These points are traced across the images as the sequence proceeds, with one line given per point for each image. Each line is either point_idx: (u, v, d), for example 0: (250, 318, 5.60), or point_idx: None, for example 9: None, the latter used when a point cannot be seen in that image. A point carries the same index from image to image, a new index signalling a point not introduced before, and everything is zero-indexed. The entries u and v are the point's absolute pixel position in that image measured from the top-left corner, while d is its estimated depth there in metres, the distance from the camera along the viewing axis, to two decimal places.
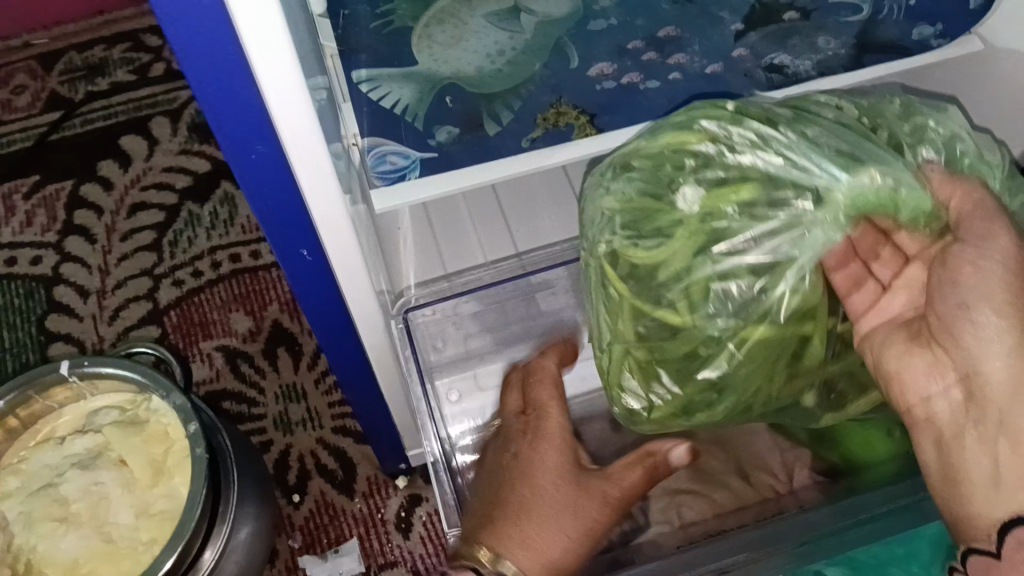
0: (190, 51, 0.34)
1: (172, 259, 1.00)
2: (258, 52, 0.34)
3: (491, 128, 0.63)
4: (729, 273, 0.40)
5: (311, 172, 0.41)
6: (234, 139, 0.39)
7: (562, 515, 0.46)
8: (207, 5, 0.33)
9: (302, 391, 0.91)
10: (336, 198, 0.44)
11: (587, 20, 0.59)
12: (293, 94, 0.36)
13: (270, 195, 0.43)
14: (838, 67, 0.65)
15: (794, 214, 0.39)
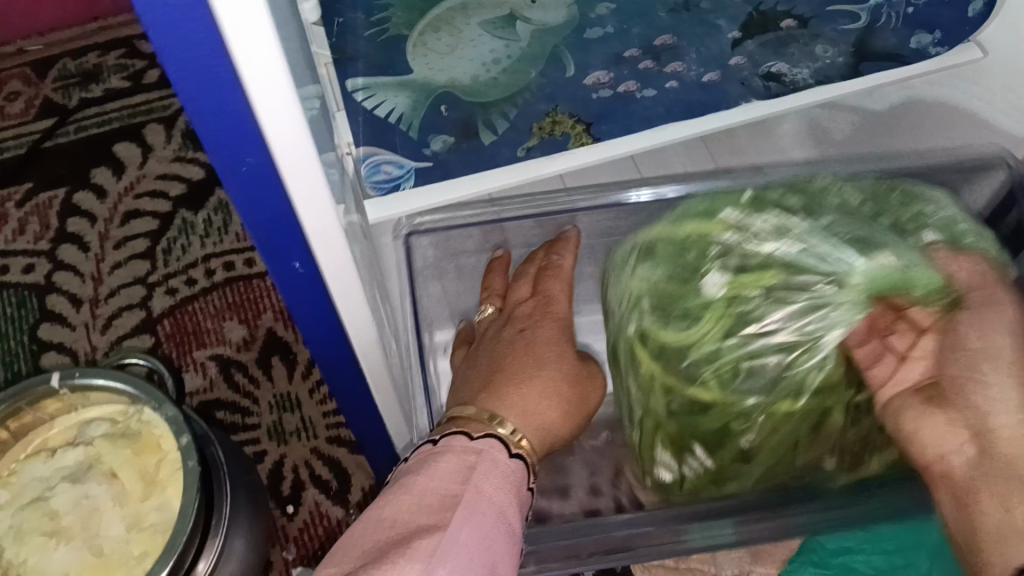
0: (175, 62, 0.33)
1: (166, 267, 0.99)
2: (246, 58, 0.33)
3: (486, 137, 0.62)
4: (759, 353, 0.46)
5: (303, 182, 0.41)
6: (223, 149, 0.38)
7: (551, 376, 0.50)
8: (194, 14, 0.32)
9: (297, 401, 0.91)
10: (328, 206, 0.43)
11: (584, 28, 0.57)
12: (283, 99, 0.35)
13: (260, 206, 0.42)
14: (837, 75, 0.65)
15: (817, 296, 0.44)
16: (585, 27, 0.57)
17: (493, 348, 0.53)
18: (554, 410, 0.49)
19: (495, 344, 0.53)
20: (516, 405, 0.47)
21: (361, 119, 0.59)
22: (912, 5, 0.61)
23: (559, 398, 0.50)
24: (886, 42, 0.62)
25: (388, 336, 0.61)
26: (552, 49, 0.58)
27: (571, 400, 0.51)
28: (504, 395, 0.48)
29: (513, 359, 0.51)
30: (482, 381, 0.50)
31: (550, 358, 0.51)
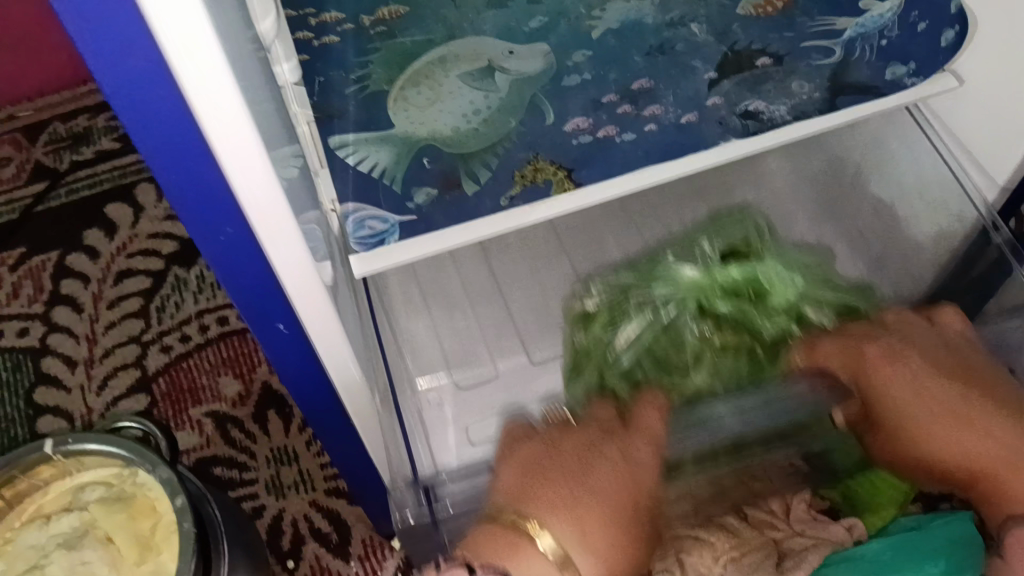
0: (149, 144, 0.34)
1: (160, 325, 0.99)
2: (222, 142, 0.34)
3: (469, 187, 0.61)
4: (626, 356, 0.60)
5: (282, 255, 0.42)
6: (203, 223, 0.39)
7: (614, 494, 0.48)
8: (168, 102, 0.32)
9: (294, 454, 0.90)
10: (311, 275, 0.44)
11: (560, 77, 0.63)
12: (258, 177, 0.36)
13: (242, 275, 0.43)
14: (815, 111, 0.63)
15: (640, 309, 0.61)
16: (562, 74, 0.63)
17: (549, 454, 0.50)
18: (620, 544, 0.46)
19: (549, 462, 0.49)
20: (597, 541, 0.45)
21: (349, 177, 0.60)
22: (884, 37, 0.62)
23: (629, 526, 0.47)
24: (862, 75, 0.63)
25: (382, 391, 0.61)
26: (530, 98, 0.62)
27: (639, 525, 0.48)
28: (566, 513, 0.46)
29: (564, 470, 0.48)
30: (543, 492, 0.47)
31: (618, 482, 0.48)
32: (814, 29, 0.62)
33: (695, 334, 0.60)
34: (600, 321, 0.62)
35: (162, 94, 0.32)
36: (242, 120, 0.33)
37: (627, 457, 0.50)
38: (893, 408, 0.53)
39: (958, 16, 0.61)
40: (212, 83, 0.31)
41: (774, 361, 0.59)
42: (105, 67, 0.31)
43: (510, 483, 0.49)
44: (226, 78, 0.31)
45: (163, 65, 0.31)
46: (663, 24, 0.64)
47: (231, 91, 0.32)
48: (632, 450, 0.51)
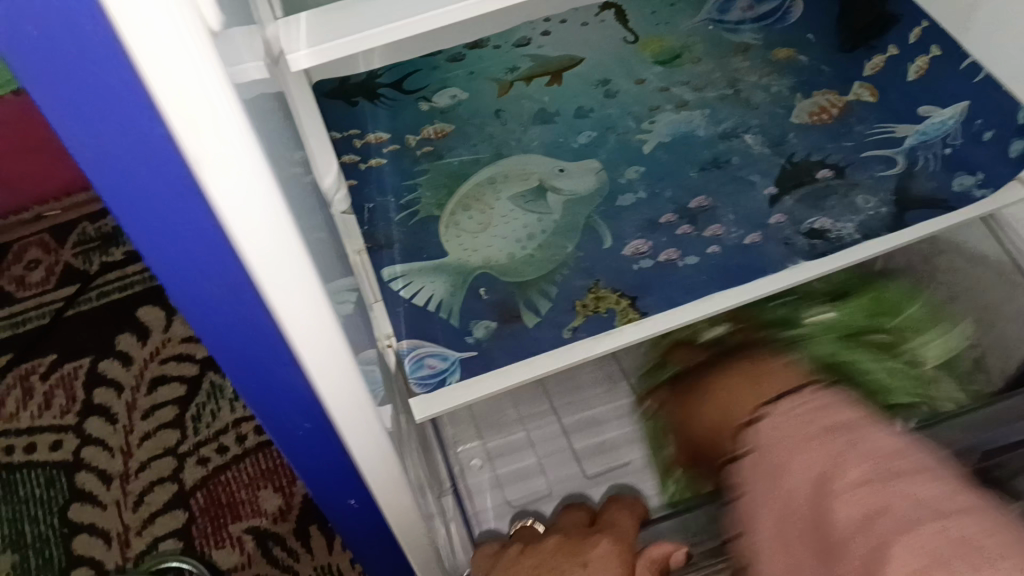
0: (192, 294, 0.33)
1: (196, 435, 0.96)
2: (275, 294, 0.31)
3: (530, 319, 0.57)
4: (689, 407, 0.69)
5: (340, 406, 0.40)
6: (246, 359, 0.37)
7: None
8: (206, 247, 0.30)
9: (339, 572, 0.86)
10: (370, 427, 0.42)
11: (615, 195, 0.62)
12: (315, 325, 0.33)
13: (291, 413, 0.42)
14: (882, 227, 0.59)
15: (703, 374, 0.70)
16: (616, 193, 0.63)
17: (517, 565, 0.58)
18: None
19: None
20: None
21: (401, 311, 0.57)
22: (947, 146, 0.62)
23: None
24: (927, 186, 0.60)
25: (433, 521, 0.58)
26: (586, 220, 0.61)
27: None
28: None
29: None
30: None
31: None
32: (872, 138, 0.63)
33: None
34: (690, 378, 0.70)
35: (211, 250, 0.31)
36: (303, 285, 0.31)
37: (586, 562, 0.54)
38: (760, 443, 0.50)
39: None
40: (258, 221, 0.27)
41: None
42: (137, 213, 0.29)
43: None
44: (281, 224, 0.28)
45: (215, 226, 0.30)
46: (717, 136, 0.65)
47: (298, 260, 0.30)
48: (592, 555, 0.55)
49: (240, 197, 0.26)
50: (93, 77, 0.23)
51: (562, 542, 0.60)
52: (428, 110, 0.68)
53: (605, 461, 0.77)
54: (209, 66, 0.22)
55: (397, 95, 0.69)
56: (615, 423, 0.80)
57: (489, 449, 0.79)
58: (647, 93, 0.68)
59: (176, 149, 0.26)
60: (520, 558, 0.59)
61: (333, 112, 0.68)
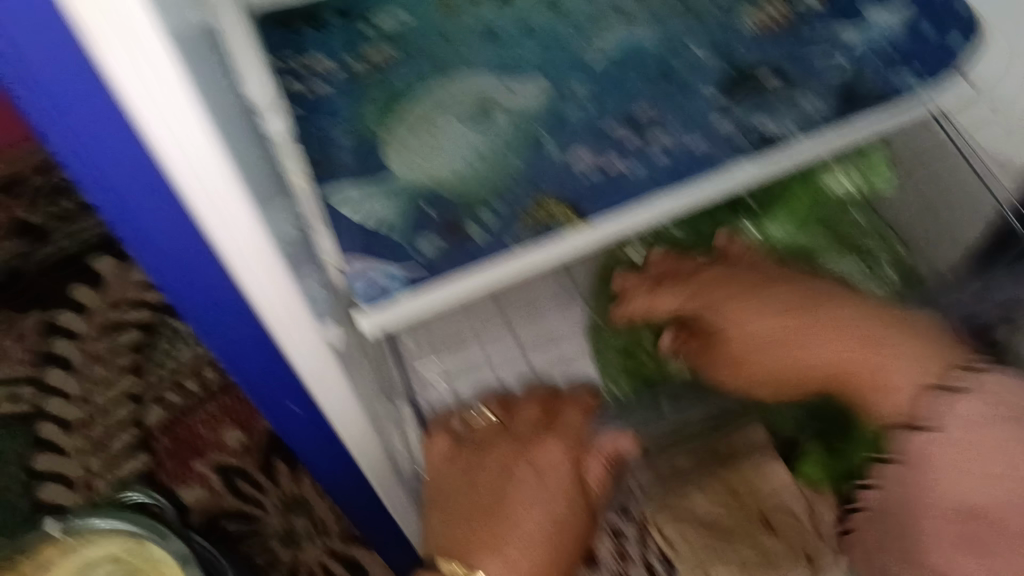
0: (107, 191, 0.33)
1: (157, 379, 0.96)
2: (182, 173, 0.32)
3: (479, 236, 0.56)
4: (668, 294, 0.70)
5: (275, 296, 0.41)
6: (174, 273, 0.38)
7: (534, 518, 0.60)
8: (112, 146, 0.31)
9: (304, 500, 0.88)
10: (304, 320, 0.43)
11: (565, 108, 0.58)
12: (230, 207, 0.34)
13: (226, 333, 0.43)
14: (824, 121, 0.58)
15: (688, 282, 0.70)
16: (565, 105, 0.59)
17: (478, 462, 0.66)
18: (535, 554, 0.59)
19: (467, 482, 0.64)
20: (517, 560, 0.58)
21: None
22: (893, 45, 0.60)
23: (546, 526, 0.60)
24: (876, 85, 0.59)
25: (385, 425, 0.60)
26: (531, 130, 0.58)
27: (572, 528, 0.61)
28: (483, 551, 0.58)
29: (492, 508, 0.61)
30: (477, 530, 0.60)
31: (540, 505, 0.61)
32: (828, 44, 0.60)
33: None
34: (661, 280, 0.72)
35: (120, 142, 0.31)
36: (214, 163, 0.32)
37: (539, 472, 0.64)
38: (877, 373, 0.55)
39: (971, 22, 0.61)
40: (153, 84, 0.28)
41: None
42: (37, 104, 0.29)
43: (445, 525, 0.62)
44: (175, 89, 0.28)
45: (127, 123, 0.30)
46: (665, 45, 0.61)
47: (207, 140, 0.31)
48: (545, 465, 0.64)
49: (139, 69, 0.27)
50: None
51: (518, 444, 0.67)
52: None
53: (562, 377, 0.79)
54: None
55: None
56: (572, 340, 0.81)
57: (449, 371, 0.80)
58: None
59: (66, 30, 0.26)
60: (479, 454, 0.66)
61: None
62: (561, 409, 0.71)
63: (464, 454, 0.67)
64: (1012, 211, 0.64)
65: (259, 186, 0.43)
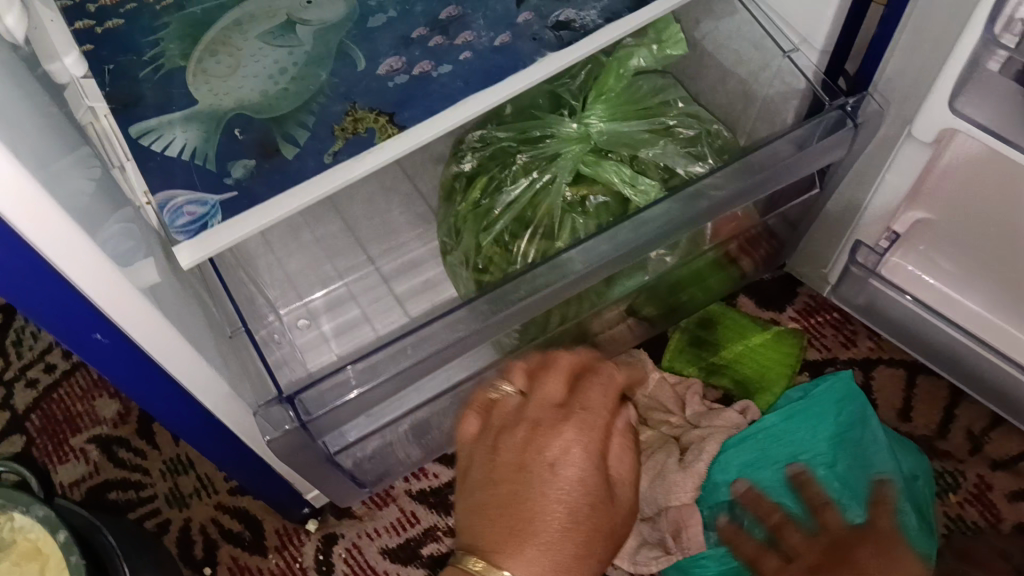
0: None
1: (20, 359, 0.93)
2: None
3: (289, 150, 0.58)
4: (509, 195, 0.68)
5: (23, 213, 0.37)
6: None
7: (547, 552, 0.55)
8: None
9: (189, 460, 0.87)
10: (74, 240, 0.40)
11: (365, 18, 0.58)
12: None
13: (32, 299, 0.42)
14: (624, 8, 0.62)
15: (528, 187, 0.68)
16: (365, 15, 0.58)
17: (515, 446, 0.60)
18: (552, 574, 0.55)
19: (489, 476, 0.59)
20: (537, 558, 0.55)
21: (157, 166, 0.55)
22: None
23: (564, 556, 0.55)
24: None
25: (233, 365, 0.58)
26: (337, 46, 0.58)
27: (581, 529, 0.56)
28: (519, 555, 0.55)
29: (517, 502, 0.57)
30: (496, 528, 0.56)
31: (557, 497, 0.57)
32: None
33: (565, 197, 0.67)
34: (480, 185, 0.69)
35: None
36: None
37: (554, 465, 0.58)
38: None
39: None
40: None
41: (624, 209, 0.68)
42: None
43: (478, 506, 0.59)
44: None
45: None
46: None
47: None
48: (559, 455, 0.58)
49: None
50: None
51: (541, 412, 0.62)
52: None
53: (427, 300, 0.79)
54: None
55: None
56: (433, 262, 0.81)
57: (313, 306, 0.79)
58: None
59: None
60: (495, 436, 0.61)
61: None
62: (584, 385, 0.64)
63: (493, 423, 0.63)
64: (819, 85, 0.66)
65: (42, 148, 0.42)
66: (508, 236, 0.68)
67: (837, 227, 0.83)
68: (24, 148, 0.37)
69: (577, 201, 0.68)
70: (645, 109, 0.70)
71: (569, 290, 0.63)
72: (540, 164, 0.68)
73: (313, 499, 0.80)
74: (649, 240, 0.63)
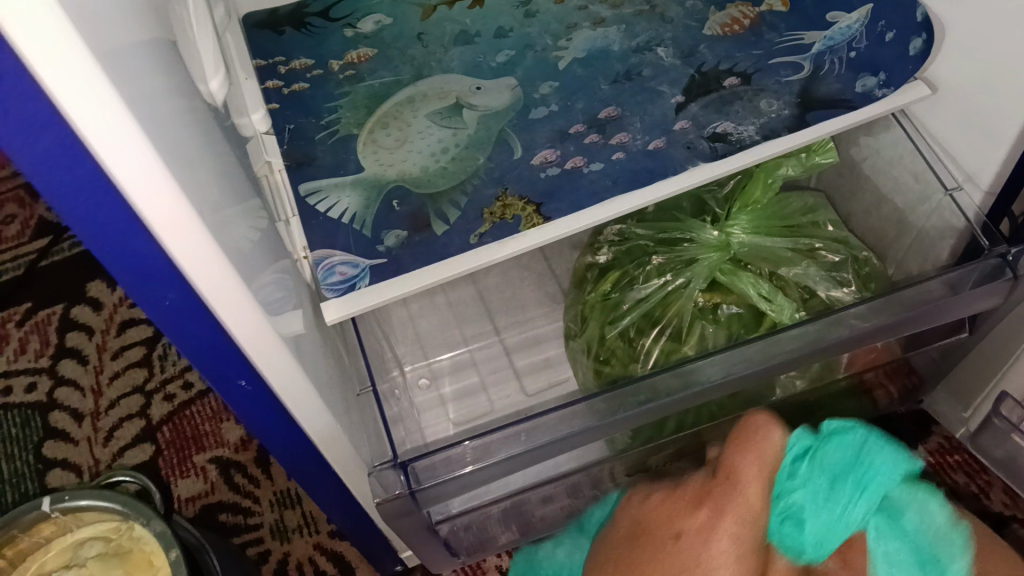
0: (24, 149, 0.31)
1: (162, 373, 1.00)
2: (134, 190, 0.33)
3: (439, 227, 0.59)
4: (646, 292, 0.68)
5: (206, 275, 0.38)
6: (142, 287, 0.39)
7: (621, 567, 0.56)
8: (77, 161, 0.32)
9: (297, 496, 0.90)
10: (244, 307, 0.41)
11: (528, 109, 0.64)
12: (185, 223, 0.35)
13: (193, 341, 0.43)
14: (783, 129, 0.60)
15: (662, 289, 0.68)
16: (529, 107, 0.64)
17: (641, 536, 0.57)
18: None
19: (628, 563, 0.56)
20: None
21: (320, 224, 0.59)
22: (853, 49, 0.63)
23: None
24: (831, 88, 0.62)
25: (356, 420, 0.60)
26: (499, 132, 0.63)
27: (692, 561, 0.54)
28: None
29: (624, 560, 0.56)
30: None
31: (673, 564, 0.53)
32: (781, 46, 0.65)
33: (697, 302, 0.67)
34: (612, 279, 0.70)
35: (28, 95, 0.29)
36: (166, 183, 0.33)
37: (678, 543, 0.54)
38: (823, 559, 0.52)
39: (925, 26, 0.63)
40: (98, 105, 0.29)
41: (758, 323, 0.66)
42: (15, 134, 0.30)
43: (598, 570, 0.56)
44: (120, 109, 0.29)
45: (45, 96, 0.29)
46: (630, 50, 0.66)
47: (118, 105, 0.29)
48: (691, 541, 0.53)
49: (82, 95, 0.29)
50: None
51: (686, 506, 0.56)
52: (353, 36, 0.71)
53: (544, 379, 0.80)
54: None
55: (323, 23, 0.72)
56: (555, 342, 0.82)
57: (436, 368, 0.81)
58: (566, 11, 0.71)
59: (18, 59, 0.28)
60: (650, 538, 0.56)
61: (259, 40, 0.70)
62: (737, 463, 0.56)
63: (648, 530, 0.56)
64: (979, 226, 0.65)
65: (224, 207, 0.44)
66: (634, 331, 0.68)
67: (986, 369, 0.78)
68: (211, 214, 0.38)
69: (711, 307, 0.67)
70: (792, 227, 0.70)
71: (695, 400, 0.63)
72: (679, 266, 0.68)
73: (407, 558, 0.82)
74: (781, 360, 0.63)
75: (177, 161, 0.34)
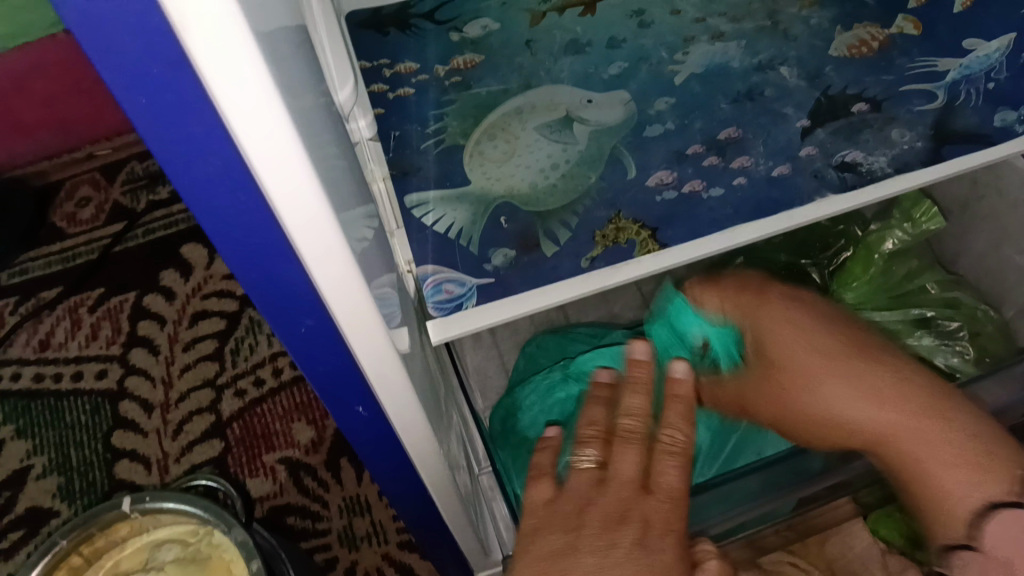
0: (186, 174, 0.26)
1: (234, 368, 1.00)
2: (301, 238, 0.29)
3: (548, 248, 0.56)
4: None
5: (353, 315, 0.35)
6: (280, 316, 0.36)
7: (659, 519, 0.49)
8: (246, 203, 0.28)
9: (367, 504, 0.91)
10: (379, 339, 0.38)
11: (643, 126, 0.61)
12: (340, 269, 0.32)
13: (316, 367, 0.40)
14: (916, 162, 0.57)
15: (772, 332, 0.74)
16: (644, 124, 0.61)
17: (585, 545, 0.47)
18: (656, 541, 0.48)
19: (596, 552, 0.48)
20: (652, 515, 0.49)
21: (427, 238, 0.57)
22: (992, 80, 0.60)
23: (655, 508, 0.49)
24: (968, 121, 0.58)
25: (448, 438, 0.59)
26: (611, 149, 0.60)
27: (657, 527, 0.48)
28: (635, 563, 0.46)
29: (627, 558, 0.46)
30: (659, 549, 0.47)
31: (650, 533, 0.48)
32: (914, 72, 0.61)
33: None
34: None
35: (203, 128, 0.24)
36: (332, 232, 0.29)
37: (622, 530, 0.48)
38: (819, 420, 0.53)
39: None
40: (281, 157, 0.25)
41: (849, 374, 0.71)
42: (179, 170, 0.26)
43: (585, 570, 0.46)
44: (304, 161, 0.26)
45: (223, 132, 0.25)
46: (752, 67, 0.64)
47: (299, 158, 0.25)
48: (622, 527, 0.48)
49: (267, 148, 0.25)
50: (126, 29, 0.21)
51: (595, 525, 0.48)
52: (458, 40, 0.69)
53: None
54: (237, 28, 0.21)
55: (429, 26, 0.70)
56: None
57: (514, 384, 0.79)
58: (683, 22, 0.68)
59: (213, 109, 0.24)
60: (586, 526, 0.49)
61: (362, 42, 0.69)
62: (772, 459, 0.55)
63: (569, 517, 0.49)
64: None
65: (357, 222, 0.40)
66: None
67: None
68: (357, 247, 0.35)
69: None
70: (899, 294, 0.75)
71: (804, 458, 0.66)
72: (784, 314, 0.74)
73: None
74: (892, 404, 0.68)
75: (332, 191, 0.30)
